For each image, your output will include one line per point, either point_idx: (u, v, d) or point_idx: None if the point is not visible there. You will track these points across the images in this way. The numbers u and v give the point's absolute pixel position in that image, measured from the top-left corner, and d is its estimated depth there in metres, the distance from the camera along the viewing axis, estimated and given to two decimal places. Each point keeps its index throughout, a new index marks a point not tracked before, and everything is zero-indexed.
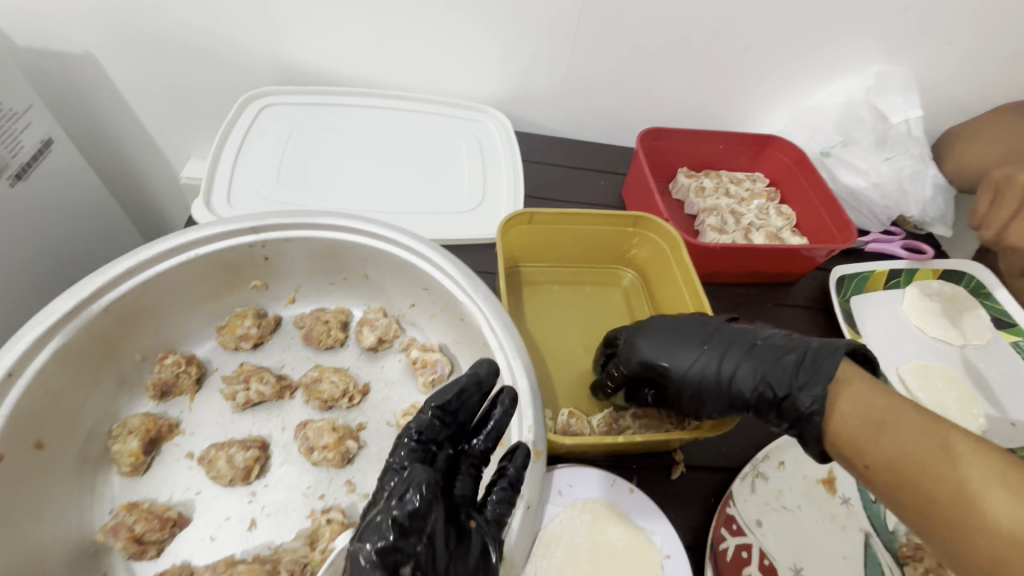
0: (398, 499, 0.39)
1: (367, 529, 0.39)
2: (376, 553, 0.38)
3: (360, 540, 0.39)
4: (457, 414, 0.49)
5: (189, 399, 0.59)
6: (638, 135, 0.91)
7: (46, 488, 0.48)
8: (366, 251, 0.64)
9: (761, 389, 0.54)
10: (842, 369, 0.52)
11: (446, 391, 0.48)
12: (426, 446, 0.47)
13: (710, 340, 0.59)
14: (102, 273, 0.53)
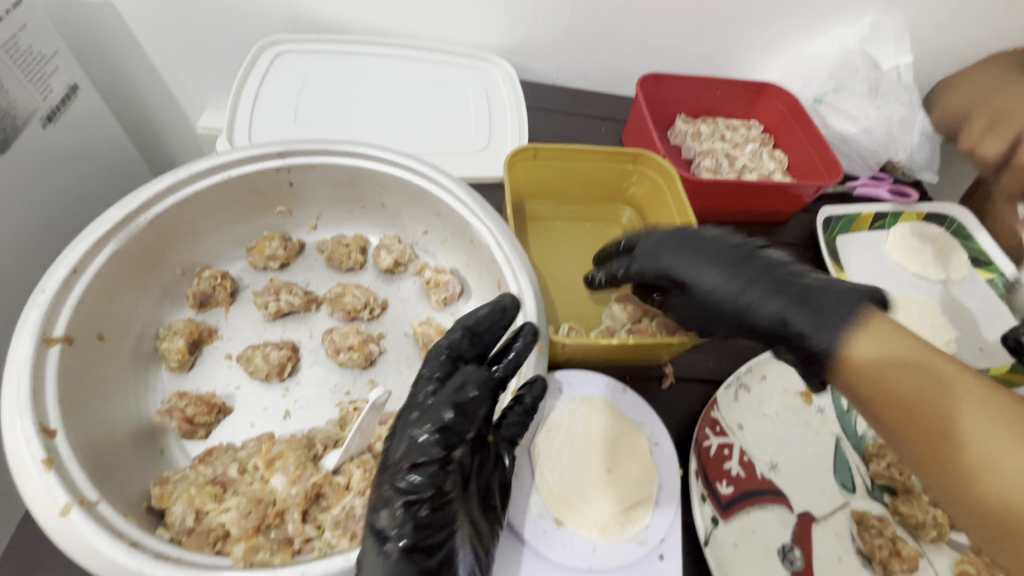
0: (454, 389, 0.47)
1: (429, 412, 0.46)
2: (433, 432, 0.45)
3: (419, 424, 0.46)
4: (484, 336, 0.54)
5: (224, 310, 0.65)
6: (638, 81, 0.95)
7: (107, 374, 0.55)
8: (383, 178, 0.69)
9: (775, 321, 0.50)
10: (866, 317, 0.45)
11: (476, 314, 0.54)
12: (455, 361, 0.52)
13: (736, 262, 0.55)
14: (147, 188, 0.58)
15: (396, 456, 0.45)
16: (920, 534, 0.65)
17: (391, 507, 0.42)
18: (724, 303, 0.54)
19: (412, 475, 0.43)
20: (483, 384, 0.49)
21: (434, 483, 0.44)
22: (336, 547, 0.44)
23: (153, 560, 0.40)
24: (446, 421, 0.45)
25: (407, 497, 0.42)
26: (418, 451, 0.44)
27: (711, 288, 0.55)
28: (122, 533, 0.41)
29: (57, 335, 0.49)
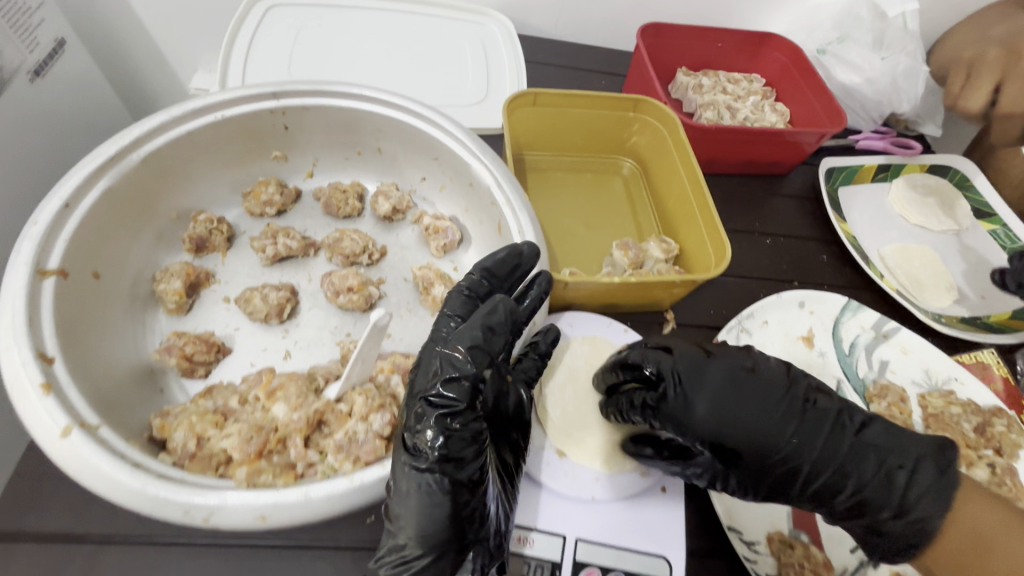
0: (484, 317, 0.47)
1: (461, 331, 0.45)
2: (467, 350, 0.45)
3: (452, 344, 0.45)
4: (503, 279, 0.54)
5: (221, 255, 0.64)
6: (638, 32, 0.93)
7: (104, 312, 0.54)
8: (379, 121, 0.67)
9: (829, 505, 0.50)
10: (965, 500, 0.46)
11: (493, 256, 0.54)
12: (475, 302, 0.53)
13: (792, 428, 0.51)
14: (139, 125, 0.57)
15: (426, 380, 0.44)
16: None
17: (423, 430, 0.42)
18: (728, 408, 0.52)
19: (444, 396, 0.43)
20: (509, 320, 0.47)
21: (467, 403, 0.43)
22: (339, 471, 0.44)
23: (155, 480, 0.40)
24: (477, 342, 0.45)
25: (440, 418, 0.42)
26: (448, 374, 0.43)
27: (712, 380, 0.53)
28: (124, 456, 0.41)
29: (51, 268, 0.48)
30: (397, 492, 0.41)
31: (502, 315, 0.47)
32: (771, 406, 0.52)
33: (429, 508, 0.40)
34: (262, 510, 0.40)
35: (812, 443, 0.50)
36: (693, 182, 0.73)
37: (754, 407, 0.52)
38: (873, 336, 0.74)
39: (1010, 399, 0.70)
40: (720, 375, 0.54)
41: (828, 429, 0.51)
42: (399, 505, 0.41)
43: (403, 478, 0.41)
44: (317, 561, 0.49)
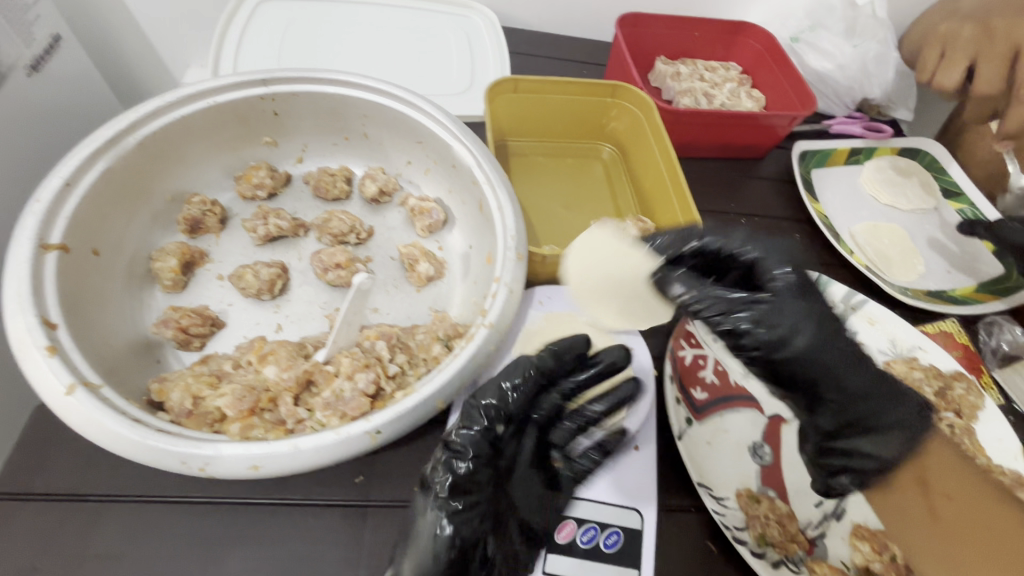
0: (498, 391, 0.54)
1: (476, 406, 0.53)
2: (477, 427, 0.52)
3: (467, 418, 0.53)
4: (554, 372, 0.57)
5: (215, 236, 0.67)
6: (617, 22, 0.97)
7: (103, 287, 0.57)
8: (365, 105, 0.70)
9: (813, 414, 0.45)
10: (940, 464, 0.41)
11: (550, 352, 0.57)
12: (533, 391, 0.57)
13: (827, 338, 0.43)
14: (135, 110, 0.60)
15: (449, 442, 0.52)
16: None
17: (441, 478, 0.50)
18: (787, 321, 0.44)
19: (465, 454, 0.51)
20: (528, 394, 0.56)
21: (483, 461, 0.51)
22: (326, 425, 0.47)
23: (154, 433, 0.43)
24: (487, 417, 0.53)
25: (460, 469, 0.50)
26: (467, 433, 0.52)
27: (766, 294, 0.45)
28: (125, 412, 0.44)
29: (53, 243, 0.51)
30: (419, 510, 0.50)
31: (520, 387, 0.55)
32: (824, 338, 0.44)
33: (427, 561, 0.47)
34: (254, 459, 0.43)
35: (840, 385, 0.43)
36: (667, 163, 0.76)
37: (821, 343, 0.43)
38: (843, 308, 0.77)
39: (972, 363, 0.74)
40: (776, 292, 0.45)
41: (867, 371, 0.43)
42: (412, 536, 0.48)
43: (425, 512, 0.49)
44: (308, 517, 0.53)
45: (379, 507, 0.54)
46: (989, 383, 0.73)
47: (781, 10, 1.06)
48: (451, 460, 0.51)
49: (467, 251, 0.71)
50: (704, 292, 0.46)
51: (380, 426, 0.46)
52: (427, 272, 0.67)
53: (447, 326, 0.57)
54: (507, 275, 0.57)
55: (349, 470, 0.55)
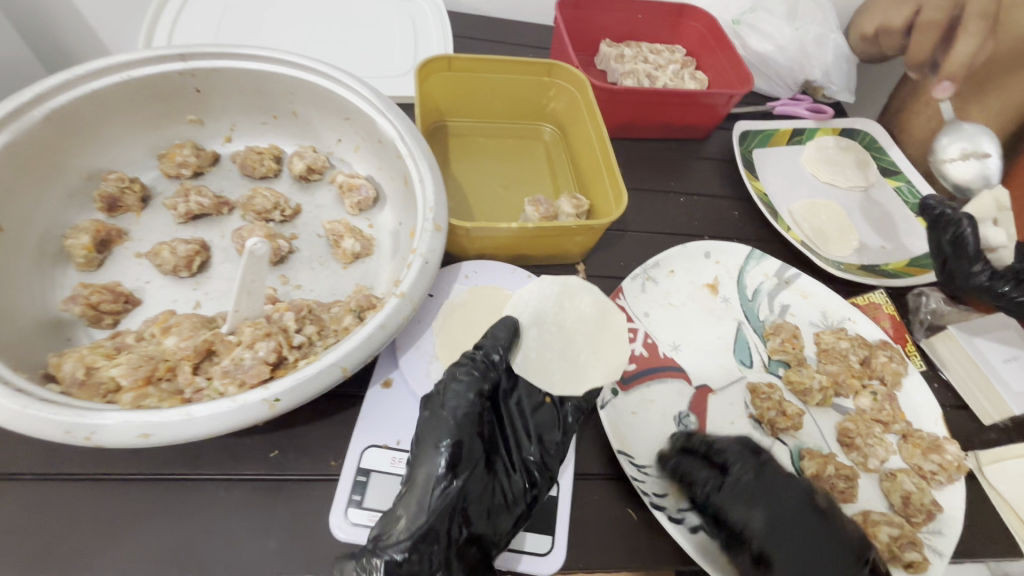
0: (492, 351, 0.55)
1: (469, 365, 0.54)
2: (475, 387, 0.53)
3: (461, 375, 0.53)
4: (500, 354, 0.55)
5: (136, 215, 0.66)
6: (559, 4, 0.97)
7: (7, 264, 0.56)
8: (289, 82, 0.69)
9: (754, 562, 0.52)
10: None
11: (502, 327, 0.57)
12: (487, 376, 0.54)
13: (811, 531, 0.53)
14: (40, 83, 0.58)
15: (433, 398, 0.52)
16: (807, 399, 0.69)
17: (434, 439, 0.49)
18: (774, 516, 0.54)
19: (457, 408, 0.51)
20: (496, 367, 0.55)
21: (473, 421, 0.51)
22: (224, 394, 0.46)
23: (37, 403, 0.42)
24: (478, 375, 0.53)
25: (454, 425, 0.50)
26: (455, 395, 0.52)
27: (778, 489, 0.55)
28: (9, 383, 0.43)
29: None
30: (415, 463, 0.49)
31: (481, 365, 0.54)
32: (812, 547, 0.52)
33: (433, 503, 0.46)
34: (143, 428, 0.42)
35: (793, 567, 0.51)
36: (600, 139, 0.77)
37: (792, 535, 0.53)
38: (776, 282, 0.79)
39: (898, 333, 0.75)
40: (788, 491, 0.55)
41: (838, 572, 0.51)
42: (412, 489, 0.47)
43: (423, 463, 0.48)
44: (218, 491, 0.52)
45: (294, 481, 0.53)
46: (912, 351, 0.75)
47: None
48: (443, 414, 0.50)
49: (397, 228, 0.71)
50: (747, 473, 0.56)
51: (279, 394, 0.46)
52: (352, 248, 0.66)
53: (361, 298, 0.56)
54: (423, 247, 0.57)
55: (263, 445, 0.55)
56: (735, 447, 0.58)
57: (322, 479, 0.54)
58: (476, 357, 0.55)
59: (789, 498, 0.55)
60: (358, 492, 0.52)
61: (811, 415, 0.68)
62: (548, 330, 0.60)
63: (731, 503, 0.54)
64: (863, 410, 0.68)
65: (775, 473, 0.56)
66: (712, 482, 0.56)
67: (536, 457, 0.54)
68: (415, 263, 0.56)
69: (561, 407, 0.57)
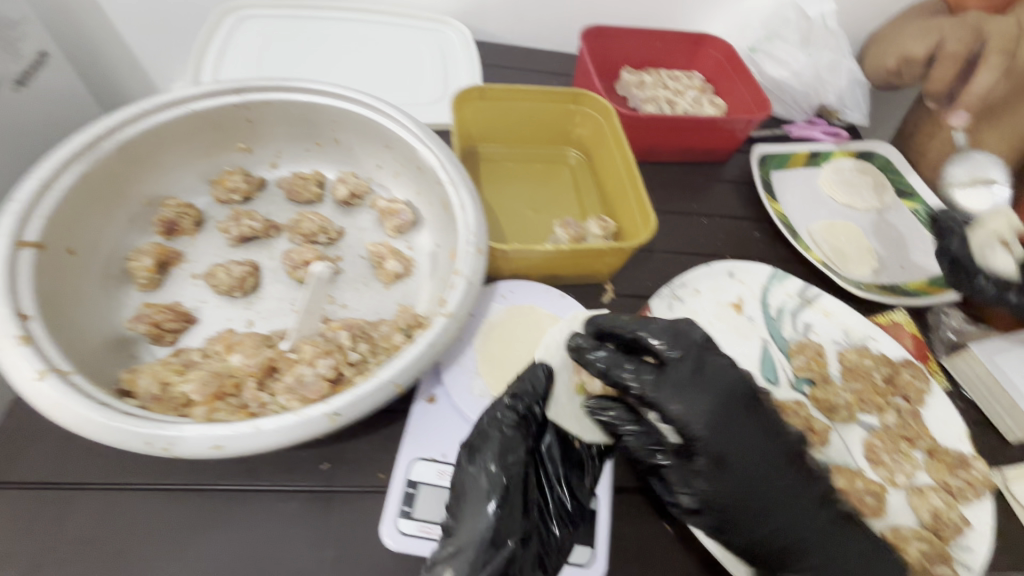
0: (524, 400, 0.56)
1: (506, 415, 0.55)
2: (513, 437, 0.54)
3: (498, 425, 0.55)
4: (535, 401, 0.57)
5: (190, 238, 0.70)
6: (582, 34, 1.01)
7: (78, 285, 0.60)
8: (335, 113, 0.74)
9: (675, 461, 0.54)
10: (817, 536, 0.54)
11: (534, 373, 0.58)
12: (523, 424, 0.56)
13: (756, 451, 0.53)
14: (112, 118, 0.63)
15: (475, 444, 0.54)
16: (833, 416, 0.70)
17: (480, 491, 0.51)
18: (715, 423, 0.52)
19: (501, 460, 0.53)
20: (534, 413, 0.57)
21: (516, 469, 0.53)
22: (288, 408, 0.49)
23: (120, 416, 0.45)
24: (515, 425, 0.55)
25: (500, 479, 0.52)
26: (497, 443, 0.54)
27: (699, 399, 0.52)
28: (94, 397, 0.47)
29: (29, 240, 0.54)
30: (461, 511, 0.51)
31: (520, 415, 0.56)
32: (756, 448, 0.53)
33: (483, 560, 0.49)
34: (216, 440, 0.45)
35: (740, 479, 0.52)
36: (627, 164, 0.80)
37: (737, 452, 0.52)
38: (798, 301, 0.81)
39: (921, 351, 0.77)
40: (709, 396, 0.52)
41: (748, 495, 0.53)
42: (460, 546, 0.49)
43: (470, 519, 0.50)
44: (275, 502, 0.55)
45: (345, 493, 0.56)
46: (935, 369, 0.76)
47: (740, 20, 1.11)
48: (487, 464, 0.52)
49: (435, 250, 0.74)
50: (676, 386, 0.52)
51: (339, 409, 0.49)
52: (394, 269, 0.70)
53: (407, 317, 0.60)
54: (465, 269, 0.60)
55: (315, 457, 0.57)
56: (666, 351, 0.54)
57: (372, 490, 0.56)
58: (516, 407, 0.56)
59: (718, 409, 0.52)
60: (406, 503, 0.54)
61: (838, 431, 0.70)
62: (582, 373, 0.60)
63: (685, 421, 0.51)
64: (889, 427, 0.69)
65: (707, 369, 0.53)
66: (651, 399, 0.52)
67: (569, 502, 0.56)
68: (461, 284, 0.59)
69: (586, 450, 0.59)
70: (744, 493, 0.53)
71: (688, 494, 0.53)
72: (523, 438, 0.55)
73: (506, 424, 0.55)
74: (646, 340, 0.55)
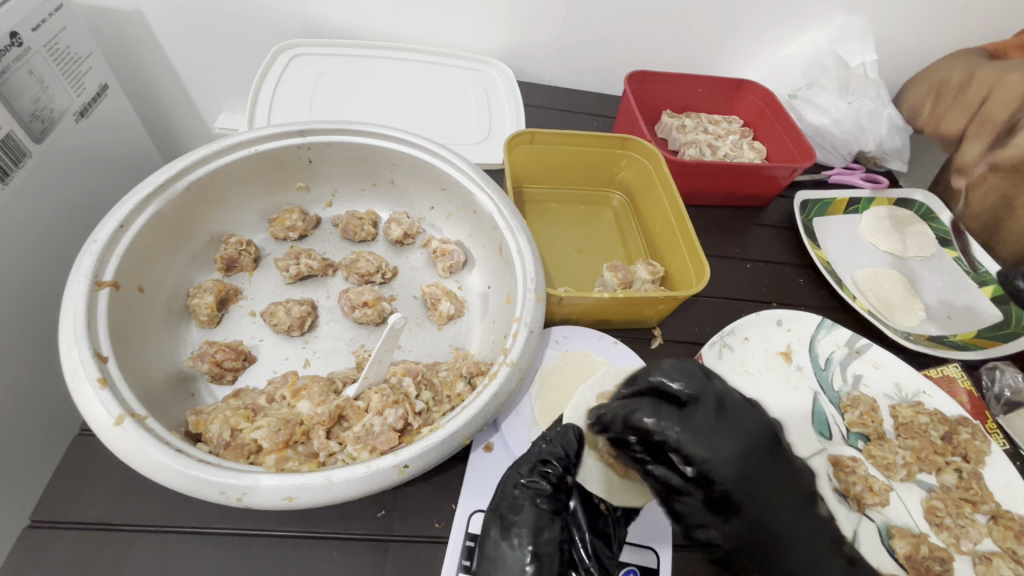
0: (550, 467, 0.55)
1: (530, 483, 0.54)
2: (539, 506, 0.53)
3: (523, 494, 0.53)
4: (562, 466, 0.55)
5: (248, 275, 0.71)
6: (626, 78, 1.03)
7: (145, 321, 0.61)
8: (394, 156, 0.76)
9: (686, 503, 0.53)
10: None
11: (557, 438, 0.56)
12: (552, 494, 0.54)
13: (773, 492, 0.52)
14: (184, 158, 0.65)
15: (505, 514, 0.53)
16: (890, 474, 0.69)
17: (515, 566, 0.50)
18: (737, 464, 0.51)
19: (528, 534, 0.52)
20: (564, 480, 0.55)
21: (548, 544, 0.53)
22: (358, 458, 0.50)
23: (196, 463, 0.46)
24: (541, 495, 0.54)
25: (527, 555, 0.51)
26: (527, 515, 0.53)
27: (724, 440, 0.51)
28: (169, 442, 0.47)
29: (106, 280, 0.55)
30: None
31: (545, 482, 0.54)
32: (776, 481, 0.52)
33: None
34: (289, 491, 0.45)
35: (756, 522, 0.52)
36: (675, 211, 0.81)
37: (757, 489, 0.51)
38: (847, 352, 0.80)
39: (976, 409, 0.76)
40: (734, 439, 0.51)
41: (762, 539, 0.52)
42: None
43: None
44: (331, 550, 0.53)
45: (401, 542, 0.55)
46: (993, 428, 0.75)
47: (778, 67, 1.13)
48: (523, 539, 0.51)
49: (486, 291, 0.75)
50: (687, 433, 0.51)
51: (408, 460, 0.48)
52: (448, 311, 0.70)
53: (469, 364, 0.60)
54: (526, 317, 0.61)
55: (370, 504, 0.56)
56: (688, 396, 0.53)
57: (428, 541, 0.55)
58: (548, 475, 0.54)
59: (730, 445, 0.51)
60: (466, 557, 0.53)
61: (896, 491, 0.68)
62: (603, 434, 0.59)
63: (701, 465, 0.51)
64: (949, 488, 0.68)
65: (733, 412, 0.53)
66: (662, 439, 0.52)
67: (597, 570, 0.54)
68: (522, 334, 0.59)
69: (613, 515, 0.57)
70: (755, 529, 0.52)
71: (709, 529, 0.53)
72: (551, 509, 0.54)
73: (531, 493, 0.54)
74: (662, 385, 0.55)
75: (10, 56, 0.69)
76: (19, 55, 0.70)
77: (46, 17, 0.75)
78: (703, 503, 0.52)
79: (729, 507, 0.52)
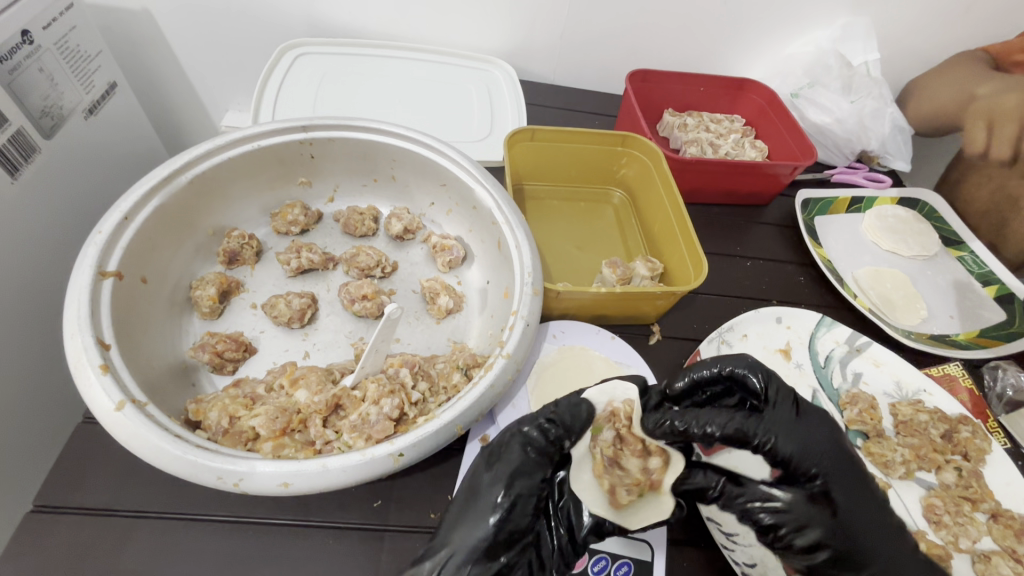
0: (549, 425, 0.54)
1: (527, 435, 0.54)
2: (529, 458, 0.52)
3: (516, 444, 0.53)
4: (560, 428, 0.54)
5: (250, 268, 0.72)
6: (627, 77, 1.04)
7: (147, 311, 0.62)
8: (395, 152, 0.76)
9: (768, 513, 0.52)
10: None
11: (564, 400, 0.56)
12: (546, 449, 0.54)
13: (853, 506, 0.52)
14: (188, 152, 0.66)
15: (494, 454, 0.53)
16: (889, 471, 0.69)
17: (485, 500, 0.49)
18: (829, 457, 0.53)
19: (509, 475, 0.51)
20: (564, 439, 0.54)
21: (527, 490, 0.51)
22: (353, 447, 0.50)
23: (194, 449, 0.46)
24: (533, 446, 0.53)
25: (499, 494, 0.49)
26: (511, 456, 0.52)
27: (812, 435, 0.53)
28: (168, 428, 0.48)
29: (110, 270, 0.56)
30: (459, 517, 0.49)
31: (544, 435, 0.54)
32: (862, 493, 0.53)
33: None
34: (285, 478, 0.45)
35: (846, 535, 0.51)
36: (675, 208, 0.81)
37: (849, 496, 0.52)
38: (847, 350, 0.79)
39: (977, 408, 0.76)
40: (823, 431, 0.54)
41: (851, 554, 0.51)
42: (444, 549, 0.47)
43: (461, 528, 0.48)
44: (327, 539, 0.54)
45: (397, 531, 0.55)
46: (994, 427, 0.74)
47: (781, 67, 1.13)
48: (501, 479, 0.51)
49: (485, 286, 0.75)
50: (785, 427, 0.53)
51: (403, 449, 0.49)
52: (447, 305, 0.70)
53: (465, 356, 0.60)
54: (524, 310, 0.61)
55: (367, 494, 0.57)
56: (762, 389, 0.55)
57: (424, 531, 0.55)
58: (545, 430, 0.54)
59: (823, 439, 0.54)
60: None
61: (894, 488, 0.68)
62: (609, 434, 0.58)
63: (798, 456, 0.52)
64: (948, 486, 0.68)
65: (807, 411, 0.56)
66: (758, 440, 0.53)
67: (566, 539, 0.52)
68: (519, 328, 0.59)
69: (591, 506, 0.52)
70: (849, 521, 0.51)
71: (810, 531, 0.51)
72: (541, 459, 0.53)
73: (527, 444, 0.53)
74: (741, 376, 0.56)
75: (21, 53, 0.70)
76: (30, 53, 0.71)
77: (56, 15, 0.77)
78: (802, 498, 0.52)
79: (820, 499, 0.52)
